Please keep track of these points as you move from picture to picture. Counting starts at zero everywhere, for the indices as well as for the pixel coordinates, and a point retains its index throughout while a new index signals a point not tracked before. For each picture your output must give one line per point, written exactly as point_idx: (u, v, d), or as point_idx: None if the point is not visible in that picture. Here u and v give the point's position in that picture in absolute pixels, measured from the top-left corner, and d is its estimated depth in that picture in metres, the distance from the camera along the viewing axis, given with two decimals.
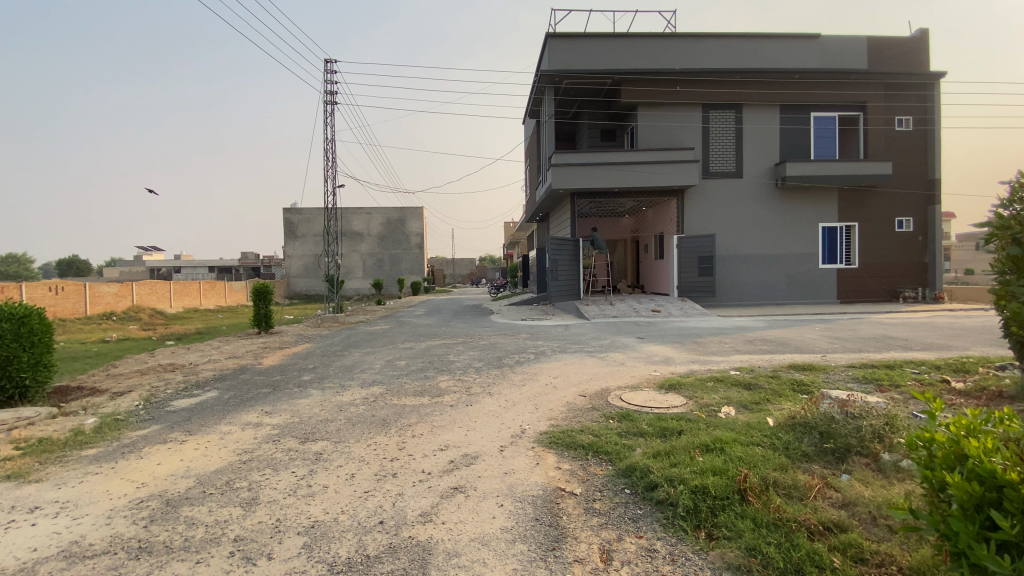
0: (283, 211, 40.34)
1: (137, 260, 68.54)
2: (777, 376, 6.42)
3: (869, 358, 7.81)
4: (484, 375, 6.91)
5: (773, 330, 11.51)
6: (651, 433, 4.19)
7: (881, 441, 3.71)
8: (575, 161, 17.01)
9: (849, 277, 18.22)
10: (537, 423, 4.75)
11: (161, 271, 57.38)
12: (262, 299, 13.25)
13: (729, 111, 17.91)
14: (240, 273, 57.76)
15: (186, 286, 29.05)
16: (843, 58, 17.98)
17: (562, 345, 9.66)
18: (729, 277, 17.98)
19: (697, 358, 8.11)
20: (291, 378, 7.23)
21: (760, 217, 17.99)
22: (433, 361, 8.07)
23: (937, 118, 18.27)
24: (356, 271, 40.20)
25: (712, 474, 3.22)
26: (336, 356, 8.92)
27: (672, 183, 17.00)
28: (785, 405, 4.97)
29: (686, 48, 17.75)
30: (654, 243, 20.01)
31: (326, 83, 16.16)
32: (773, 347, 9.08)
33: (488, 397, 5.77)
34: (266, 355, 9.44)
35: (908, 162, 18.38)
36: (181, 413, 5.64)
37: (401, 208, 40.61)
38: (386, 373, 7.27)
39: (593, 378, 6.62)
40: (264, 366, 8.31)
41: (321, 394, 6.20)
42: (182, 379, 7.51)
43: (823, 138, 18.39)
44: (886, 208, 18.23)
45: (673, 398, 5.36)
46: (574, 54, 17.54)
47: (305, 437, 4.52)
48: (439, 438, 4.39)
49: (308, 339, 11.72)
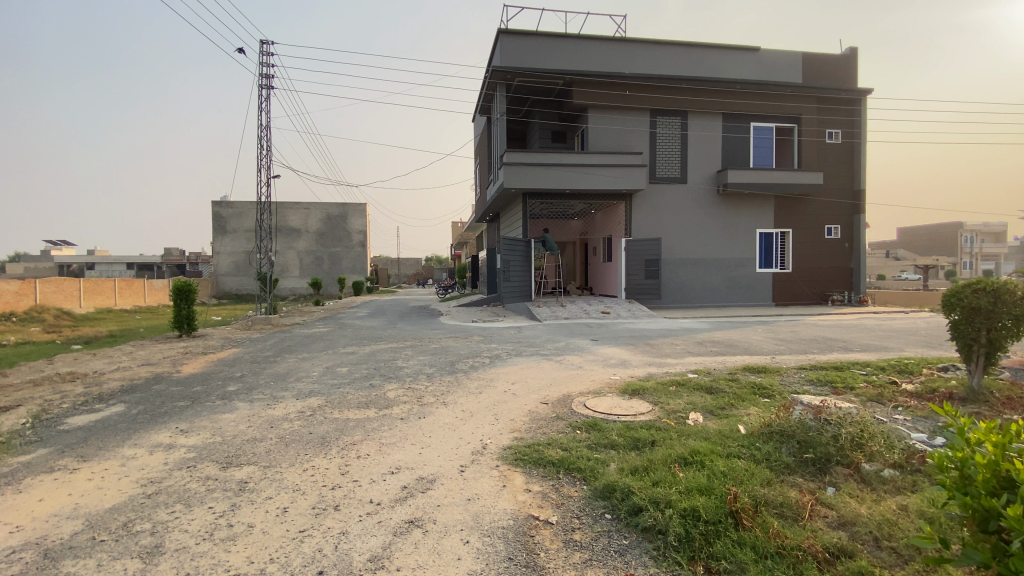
0: (212, 204, 37.56)
1: (42, 254, 61.84)
2: (736, 379, 6.32)
3: (817, 359, 7.96)
4: (435, 383, 6.39)
5: (721, 331, 11.68)
6: (622, 446, 3.88)
7: (860, 449, 3.58)
8: (526, 161, 16.72)
9: (785, 280, 19.06)
10: (499, 436, 4.33)
11: (70, 267, 52.01)
12: (183, 298, 11.99)
13: (675, 117, 18.26)
14: (162, 270, 53.38)
15: (97, 284, 26.23)
16: (781, 71, 18.82)
17: (516, 348, 9.27)
18: (675, 279, 18.35)
19: (654, 361, 7.95)
20: (215, 389, 6.39)
21: (704, 222, 18.48)
22: (379, 367, 7.45)
23: (862, 132, 19.49)
24: (292, 270, 38.09)
25: (699, 493, 2.91)
26: (270, 363, 8.07)
27: (621, 186, 17.08)
28: (753, 411, 4.81)
29: (635, 52, 17.93)
30: (603, 245, 20.12)
31: (262, 66, 14.94)
32: (724, 349, 9.12)
33: (442, 408, 5.28)
34: (188, 362, 8.43)
35: (836, 173, 19.52)
36: (76, 433, 4.74)
37: (342, 204, 38.94)
38: (326, 382, 6.58)
39: (552, 384, 6.25)
40: (184, 375, 7.36)
41: (250, 407, 5.45)
42: (82, 391, 6.46)
43: (762, 147, 19.18)
44: (817, 216, 19.24)
45: (638, 404, 5.07)
46: (526, 53, 17.28)
47: (229, 463, 3.84)
48: (388, 458, 3.87)
49: (237, 343, 10.66)
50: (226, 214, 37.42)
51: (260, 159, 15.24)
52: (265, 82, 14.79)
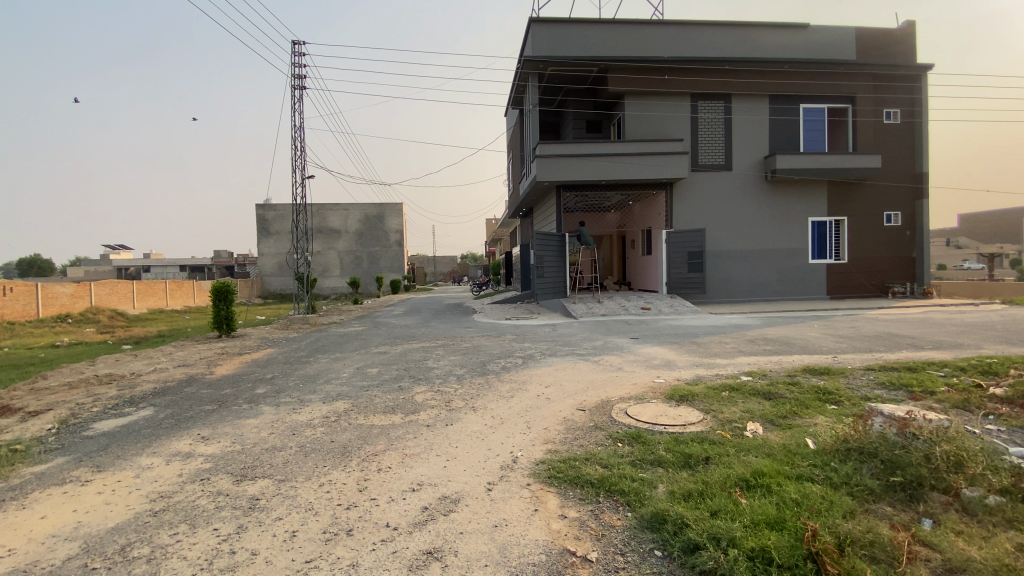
0: (256, 207, 38.70)
1: (104, 258, 65.65)
2: (796, 383, 5.70)
3: (885, 358, 7.18)
4: (465, 386, 6.05)
5: (771, 328, 10.89)
6: (672, 464, 3.43)
7: (959, 471, 2.95)
8: (560, 153, 16.22)
9: (839, 272, 17.82)
10: (532, 447, 3.94)
11: (130, 271, 54.95)
12: (223, 299, 12.14)
13: (718, 101, 17.33)
14: (212, 272, 55.64)
15: (150, 286, 27.41)
16: (833, 48, 17.56)
17: (551, 347, 8.84)
18: (719, 273, 17.46)
19: (700, 362, 7.36)
20: (243, 392, 6.26)
21: (750, 211, 17.49)
22: (409, 369, 7.20)
23: (925, 110, 17.99)
24: (333, 269, 38.87)
25: (768, 529, 2.44)
26: (301, 364, 7.94)
27: (660, 175, 16.34)
28: (821, 423, 4.27)
29: (674, 35, 17.10)
30: (641, 238, 19.38)
31: (294, 67, 15.02)
32: (777, 347, 8.41)
33: (472, 413, 4.93)
34: (222, 363, 8.44)
35: (896, 155, 18.09)
36: (99, 440, 4.66)
37: (379, 204, 39.37)
38: (354, 384, 6.34)
39: (590, 388, 5.81)
40: (215, 377, 7.33)
41: (275, 412, 5.26)
42: (116, 394, 6.47)
43: (813, 130, 17.98)
44: (875, 202, 17.89)
45: (687, 412, 4.58)
46: (559, 41, 16.74)
47: (242, 475, 3.61)
48: (411, 472, 3.55)
49: (273, 343, 10.67)
50: (269, 216, 38.53)
51: (293, 159, 15.34)
52: (297, 82, 14.85)
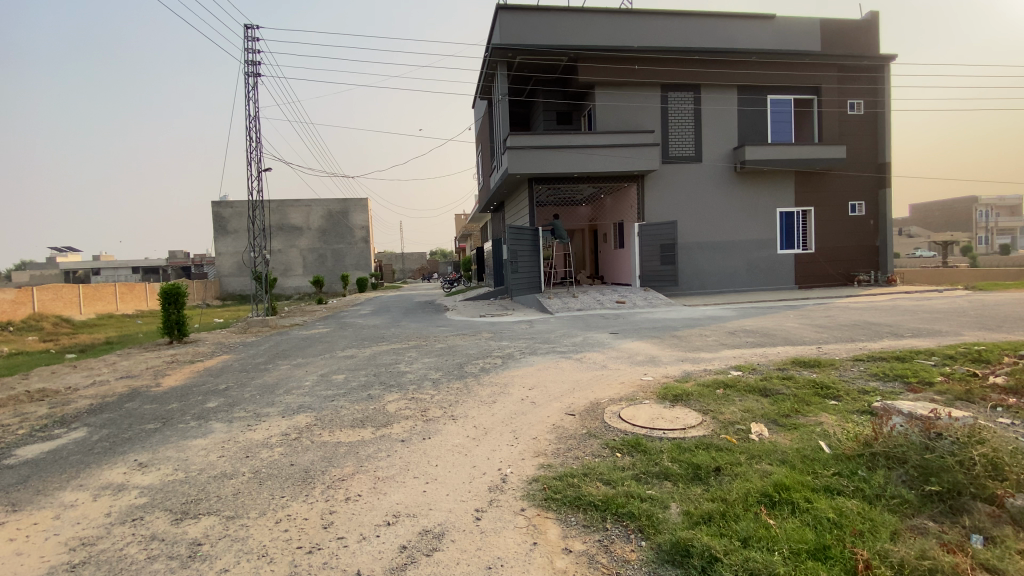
0: (212, 205, 36.87)
1: (48, 261, 61.72)
2: (789, 377, 5.45)
3: (869, 348, 7.05)
4: (441, 391, 5.57)
5: (750, 319, 10.76)
6: (682, 478, 3.06)
7: (998, 478, 2.68)
8: (531, 144, 15.81)
9: (807, 262, 18.06)
10: (521, 463, 3.51)
11: (77, 274, 51.70)
12: (172, 302, 11.24)
13: (688, 91, 17.24)
14: (168, 274, 52.98)
15: (97, 290, 25.63)
16: (799, 39, 17.71)
17: (529, 345, 8.43)
18: (691, 264, 17.44)
19: (686, 357, 7.06)
20: (192, 406, 5.59)
21: (720, 202, 17.51)
22: (379, 374, 6.65)
23: (886, 101, 18.36)
24: (295, 268, 37.46)
25: (813, 566, 2.09)
26: (260, 372, 7.28)
27: (633, 167, 16.14)
28: (828, 422, 4.01)
29: (643, 24, 16.90)
30: (613, 231, 19.20)
31: (247, 53, 14.05)
32: (761, 339, 8.24)
33: (451, 424, 4.47)
34: (171, 373, 7.68)
35: (859, 145, 18.43)
36: (17, 470, 3.97)
37: (343, 200, 38.12)
38: (318, 394, 5.76)
39: (575, 389, 5.41)
40: (163, 389, 6.60)
41: (228, 430, 4.65)
42: (44, 413, 5.68)
43: (780, 121, 18.14)
44: (840, 192, 18.20)
45: (685, 414, 4.25)
46: (528, 29, 16.28)
47: (184, 513, 3.05)
48: (384, 500, 3.07)
49: (230, 349, 9.89)
50: (226, 214, 36.80)
51: (249, 151, 14.40)
52: (251, 68, 13.90)
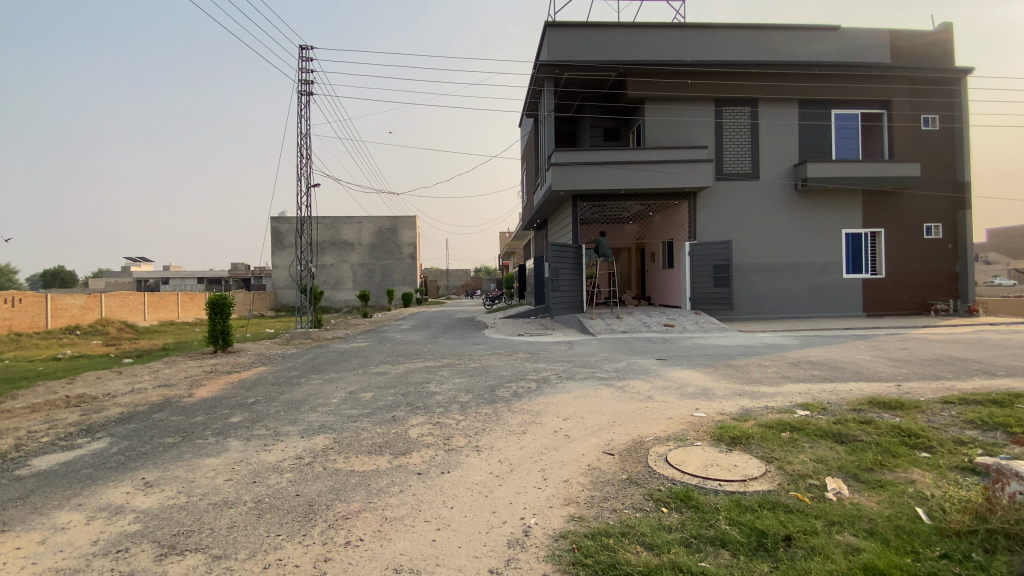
0: (271, 220, 38.58)
1: (125, 270, 66.46)
2: (868, 420, 4.69)
3: (960, 388, 6.10)
4: (469, 417, 5.16)
5: (813, 349, 9.81)
6: (742, 548, 2.53)
7: None
8: (577, 160, 15.46)
9: (876, 287, 16.61)
10: (549, 512, 3.05)
11: (149, 283, 55.32)
12: (219, 312, 11.46)
13: (744, 105, 16.46)
14: (229, 285, 55.83)
15: (161, 298, 27.05)
16: (866, 50, 16.60)
17: (568, 370, 7.90)
18: (746, 287, 16.41)
19: (742, 391, 6.34)
20: (214, 421, 5.43)
21: (779, 222, 16.46)
22: (409, 394, 6.34)
23: (967, 115, 16.86)
24: (345, 282, 38.42)
25: None
26: (290, 386, 7.12)
27: (684, 184, 15.45)
28: (924, 483, 3.32)
29: (697, 38, 16.34)
30: (662, 251, 18.43)
31: (301, 72, 14.47)
32: (827, 372, 7.39)
33: (476, 456, 4.06)
34: (206, 383, 7.66)
35: (936, 162, 16.93)
36: (27, 483, 3.85)
37: (392, 217, 38.95)
38: (341, 413, 5.47)
39: (616, 424, 4.87)
40: (193, 400, 6.53)
41: (242, 450, 4.42)
42: (76, 421, 5.68)
43: (845, 137, 16.97)
44: (914, 213, 16.73)
45: (744, 461, 3.66)
46: (576, 45, 16.06)
47: (170, 548, 2.76)
48: (388, 549, 2.66)
49: (268, 361, 9.89)
50: (283, 229, 38.40)
51: (299, 167, 14.75)
52: (304, 87, 14.29)
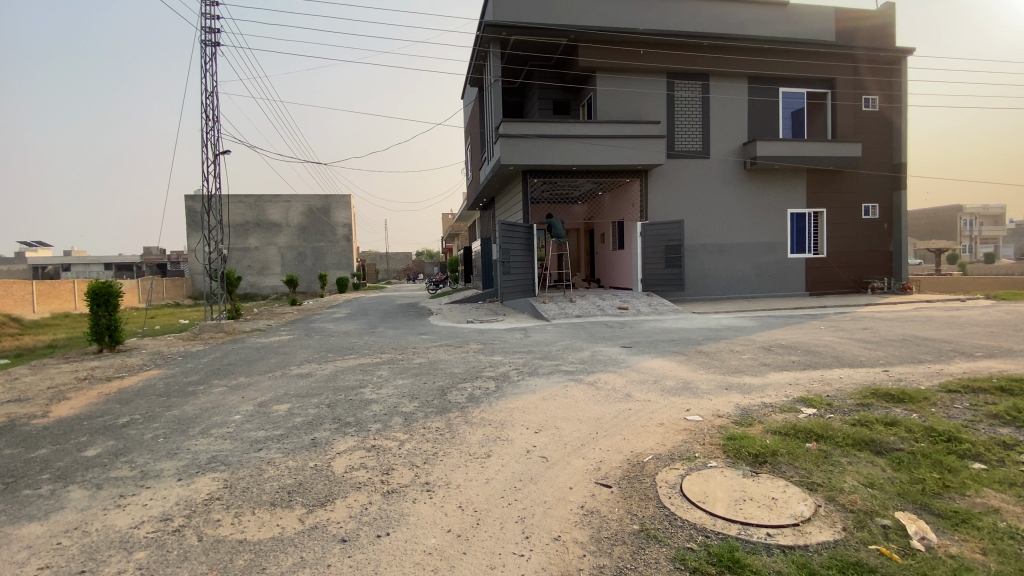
0: (185, 199, 34.70)
1: (15, 255, 58.63)
2: (889, 420, 4.01)
3: (953, 374, 5.63)
4: (414, 436, 4.01)
5: (778, 332, 9.34)
6: None
7: None
8: (527, 132, 14.32)
9: (818, 267, 16.84)
10: None
11: (45, 269, 48.66)
12: (103, 304, 9.53)
13: (696, 79, 15.95)
14: (141, 271, 50.50)
15: (52, 287, 23.52)
16: (811, 29, 16.56)
17: (528, 363, 6.88)
18: (697, 267, 16.12)
19: (728, 383, 5.59)
20: (61, 456, 3.94)
21: (729, 201, 16.23)
22: (337, 403, 5.08)
23: (903, 96, 17.21)
24: (273, 267, 35.47)
25: None
26: (184, 397, 5.63)
27: (637, 159, 14.75)
28: (1015, 516, 2.56)
29: (649, 6, 15.62)
30: (612, 232, 17.83)
31: (204, 19, 12.28)
32: (807, 358, 6.82)
33: (426, 502, 2.93)
34: (75, 396, 6.00)
35: (874, 143, 17.26)
36: None
37: (324, 197, 36.23)
38: (243, 438, 4.14)
39: (600, 437, 3.90)
40: (45, 423, 4.91)
41: (85, 507, 3.04)
42: None
43: (791, 115, 16.96)
44: (854, 193, 17.03)
45: (786, 494, 2.77)
46: (524, 6, 14.85)
47: None
48: None
49: (165, 362, 8.17)
50: None
51: (203, 132, 12.56)
52: (208, 37, 12.13)
